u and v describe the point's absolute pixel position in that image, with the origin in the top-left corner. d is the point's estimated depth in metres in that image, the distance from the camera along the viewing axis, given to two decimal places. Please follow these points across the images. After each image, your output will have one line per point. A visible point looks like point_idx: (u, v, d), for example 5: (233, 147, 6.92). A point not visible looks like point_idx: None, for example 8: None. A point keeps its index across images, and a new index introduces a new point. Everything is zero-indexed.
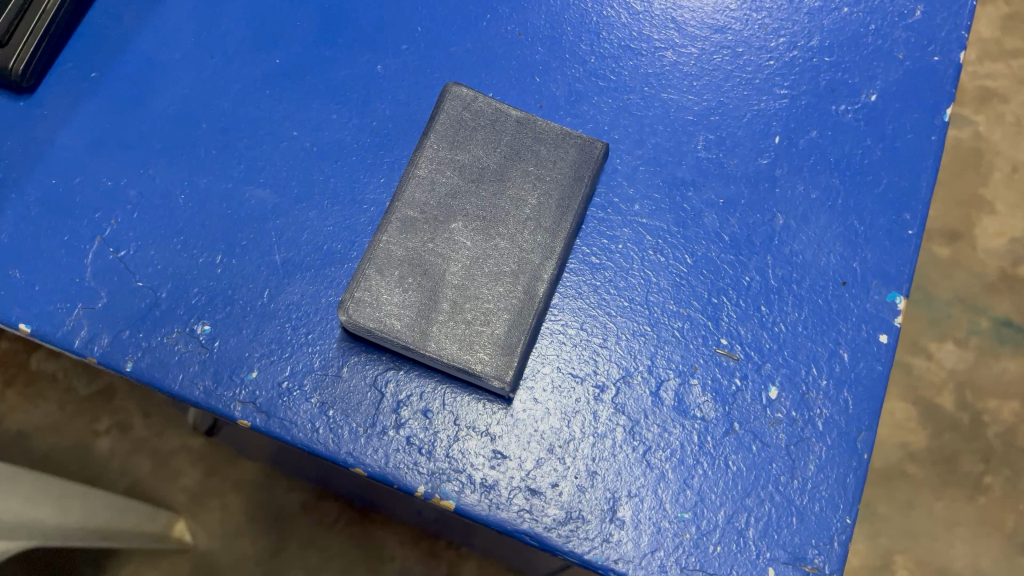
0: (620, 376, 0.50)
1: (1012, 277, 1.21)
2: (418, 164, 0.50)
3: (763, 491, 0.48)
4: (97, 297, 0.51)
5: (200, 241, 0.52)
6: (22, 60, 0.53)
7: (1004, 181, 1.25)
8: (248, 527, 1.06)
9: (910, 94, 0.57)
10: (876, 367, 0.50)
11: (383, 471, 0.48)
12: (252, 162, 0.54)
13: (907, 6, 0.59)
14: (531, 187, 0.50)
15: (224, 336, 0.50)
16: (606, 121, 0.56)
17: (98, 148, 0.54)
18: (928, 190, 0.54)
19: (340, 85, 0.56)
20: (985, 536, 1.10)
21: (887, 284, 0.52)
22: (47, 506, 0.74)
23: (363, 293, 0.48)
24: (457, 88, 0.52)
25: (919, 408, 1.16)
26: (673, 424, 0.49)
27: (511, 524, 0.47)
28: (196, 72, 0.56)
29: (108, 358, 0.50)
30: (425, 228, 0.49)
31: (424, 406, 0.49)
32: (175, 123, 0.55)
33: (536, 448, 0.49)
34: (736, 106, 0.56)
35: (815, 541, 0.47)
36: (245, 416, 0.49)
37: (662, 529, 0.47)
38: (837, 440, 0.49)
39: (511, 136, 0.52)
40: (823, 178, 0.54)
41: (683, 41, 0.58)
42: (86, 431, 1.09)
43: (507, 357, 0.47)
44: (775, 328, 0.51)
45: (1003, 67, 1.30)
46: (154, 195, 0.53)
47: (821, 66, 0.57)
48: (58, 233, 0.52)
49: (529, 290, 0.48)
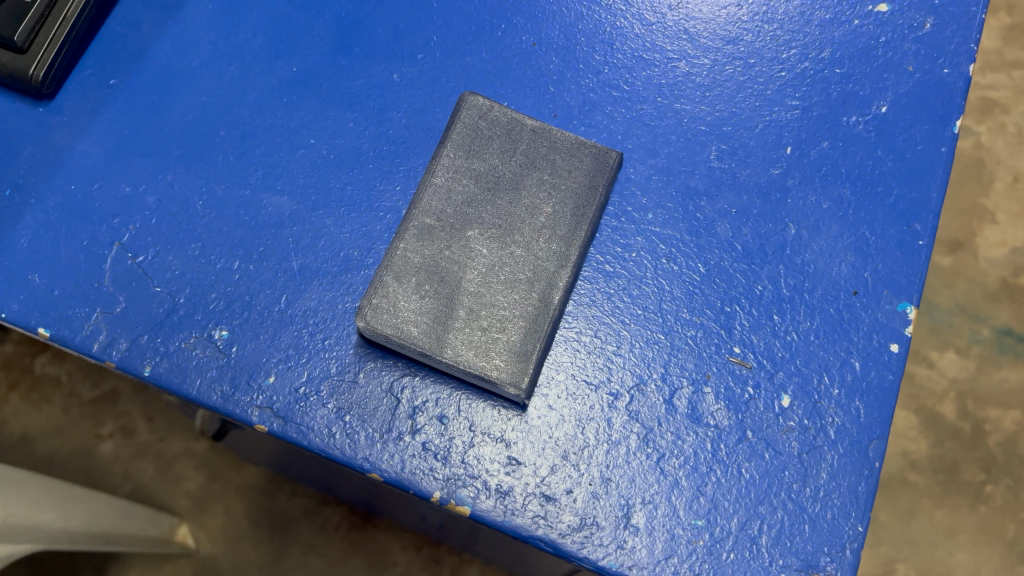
0: (634, 384, 0.51)
1: (1014, 287, 1.21)
2: (434, 172, 0.51)
3: (775, 499, 0.49)
4: (116, 302, 0.51)
5: (218, 247, 0.53)
6: (42, 66, 0.54)
7: (1005, 191, 1.26)
8: (252, 531, 1.07)
9: (920, 106, 0.57)
10: (887, 376, 0.51)
11: (399, 477, 0.48)
12: (269, 169, 0.55)
13: (916, 19, 0.59)
14: (546, 196, 0.51)
15: (242, 342, 0.51)
16: (619, 130, 0.56)
17: (117, 154, 0.55)
18: (938, 201, 0.55)
19: (356, 93, 0.57)
20: (987, 545, 1.10)
21: (897, 294, 0.53)
22: (52, 510, 0.75)
23: (380, 300, 0.48)
24: (473, 98, 0.53)
25: (921, 416, 1.16)
26: (687, 432, 0.50)
27: (526, 530, 0.48)
28: (213, 80, 0.57)
29: (126, 363, 0.50)
30: (441, 235, 0.50)
31: (439, 412, 0.49)
32: (193, 130, 0.55)
33: (550, 454, 0.49)
34: (748, 117, 0.57)
35: (827, 549, 0.47)
36: (262, 421, 0.49)
37: (676, 536, 0.48)
38: (849, 449, 0.49)
39: (527, 144, 0.52)
40: (834, 189, 0.55)
41: (695, 52, 0.59)
42: (90, 435, 1.09)
43: (523, 364, 0.48)
44: (788, 336, 0.52)
45: (1005, 77, 1.31)
46: (172, 201, 0.54)
47: (832, 78, 0.58)
48: (77, 238, 0.53)
49: (544, 297, 0.49)
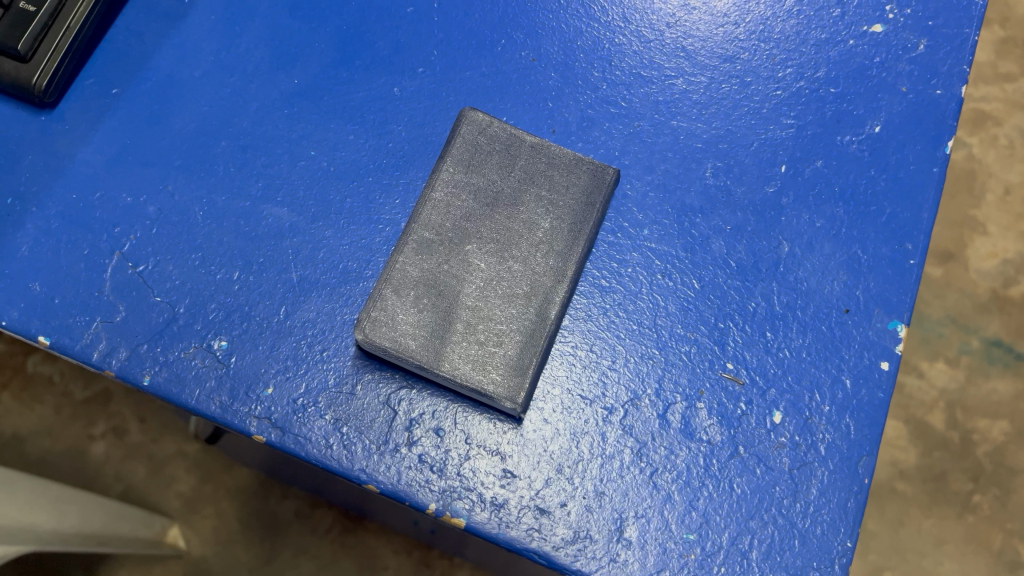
0: (629, 399, 0.51)
1: (1004, 298, 1.23)
2: (434, 187, 0.51)
3: (766, 513, 0.49)
4: (116, 311, 0.52)
5: (218, 257, 0.53)
6: (45, 76, 0.54)
7: (996, 203, 1.27)
8: (244, 535, 1.07)
9: (912, 126, 0.58)
10: (878, 394, 0.52)
11: (395, 488, 0.49)
12: (269, 181, 0.55)
13: (910, 40, 0.60)
14: (544, 212, 0.51)
15: (241, 352, 0.51)
16: (617, 147, 0.57)
17: (118, 163, 0.55)
18: (929, 220, 0.56)
19: (357, 106, 0.57)
20: (973, 554, 1.11)
21: (889, 312, 0.53)
22: (44, 511, 0.75)
23: (378, 313, 0.49)
24: (473, 113, 0.54)
25: (910, 427, 1.18)
26: (680, 447, 0.50)
27: (520, 543, 0.48)
28: (215, 91, 0.57)
29: (126, 372, 0.51)
30: (440, 250, 0.50)
31: (436, 425, 0.50)
32: (194, 141, 0.56)
33: (545, 468, 0.50)
34: (744, 135, 0.58)
35: (816, 564, 0.48)
36: (260, 432, 0.50)
37: (668, 550, 0.49)
38: (839, 465, 0.50)
39: (525, 160, 0.53)
40: (828, 208, 0.56)
41: (693, 69, 0.59)
42: (82, 435, 1.09)
43: (520, 378, 0.48)
44: (780, 353, 0.52)
45: (997, 90, 1.32)
46: (173, 211, 0.54)
47: (826, 97, 0.59)
48: (78, 246, 0.53)
49: (541, 312, 0.49)
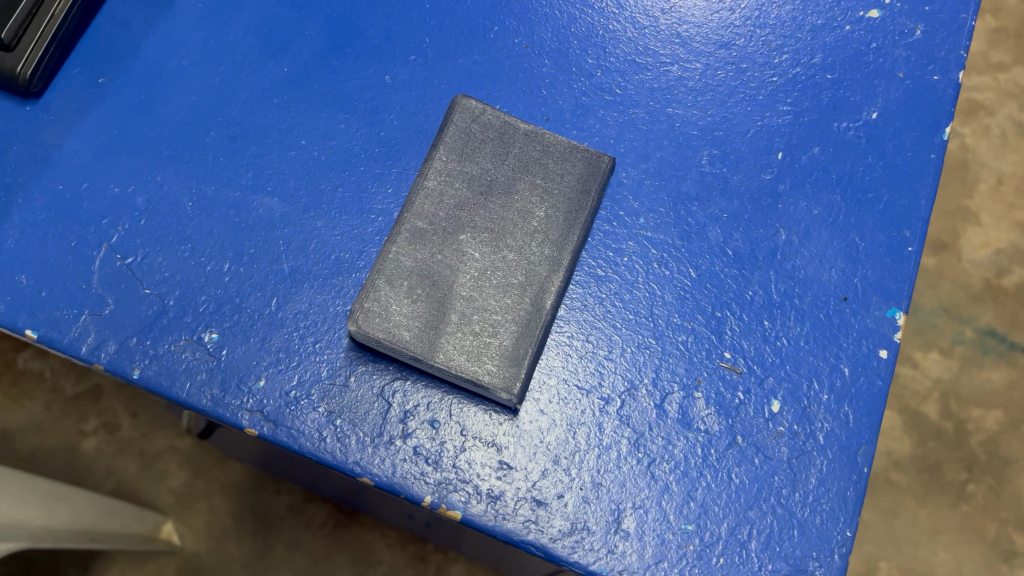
0: (625, 389, 0.51)
1: (997, 288, 1.23)
2: (426, 176, 0.51)
3: (765, 504, 0.49)
4: (104, 304, 0.51)
5: (208, 248, 0.52)
6: (30, 65, 0.53)
7: (989, 192, 1.27)
8: (236, 530, 1.06)
9: (909, 112, 0.58)
10: (876, 382, 0.51)
11: (390, 481, 0.48)
12: (260, 170, 0.54)
13: (907, 25, 0.60)
14: (539, 200, 0.51)
15: (231, 345, 0.50)
16: (612, 134, 0.56)
17: (106, 154, 0.54)
18: (927, 208, 0.55)
19: (348, 94, 0.56)
20: (967, 544, 1.12)
21: (887, 300, 0.53)
22: (34, 507, 0.73)
23: (372, 304, 0.48)
24: (466, 101, 0.53)
25: (904, 416, 1.18)
26: (678, 437, 0.50)
27: (517, 535, 0.48)
28: (204, 80, 0.56)
29: (114, 366, 0.50)
30: (434, 240, 0.49)
31: (431, 416, 0.49)
32: (183, 131, 0.55)
33: (541, 459, 0.49)
34: (740, 122, 0.57)
35: (816, 553, 0.48)
36: (252, 425, 0.49)
37: (666, 541, 0.48)
38: (838, 454, 0.50)
39: (520, 148, 0.52)
40: (825, 195, 0.55)
41: (688, 56, 0.59)
42: (73, 432, 1.07)
43: (515, 369, 0.47)
44: (778, 342, 0.52)
45: (989, 80, 1.32)
46: (162, 203, 0.53)
47: (823, 83, 0.58)
48: (64, 238, 0.52)
49: (536, 302, 0.49)
